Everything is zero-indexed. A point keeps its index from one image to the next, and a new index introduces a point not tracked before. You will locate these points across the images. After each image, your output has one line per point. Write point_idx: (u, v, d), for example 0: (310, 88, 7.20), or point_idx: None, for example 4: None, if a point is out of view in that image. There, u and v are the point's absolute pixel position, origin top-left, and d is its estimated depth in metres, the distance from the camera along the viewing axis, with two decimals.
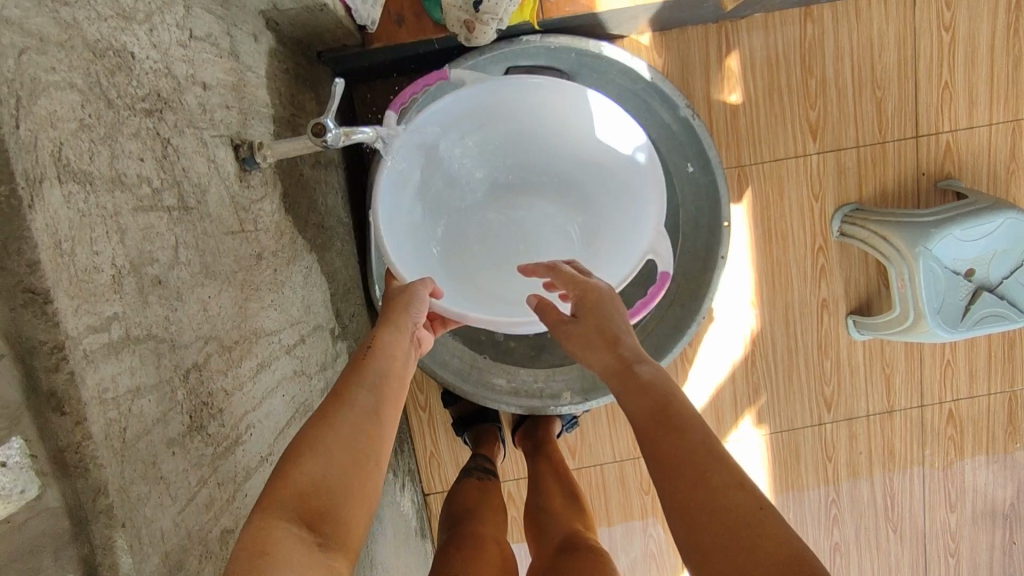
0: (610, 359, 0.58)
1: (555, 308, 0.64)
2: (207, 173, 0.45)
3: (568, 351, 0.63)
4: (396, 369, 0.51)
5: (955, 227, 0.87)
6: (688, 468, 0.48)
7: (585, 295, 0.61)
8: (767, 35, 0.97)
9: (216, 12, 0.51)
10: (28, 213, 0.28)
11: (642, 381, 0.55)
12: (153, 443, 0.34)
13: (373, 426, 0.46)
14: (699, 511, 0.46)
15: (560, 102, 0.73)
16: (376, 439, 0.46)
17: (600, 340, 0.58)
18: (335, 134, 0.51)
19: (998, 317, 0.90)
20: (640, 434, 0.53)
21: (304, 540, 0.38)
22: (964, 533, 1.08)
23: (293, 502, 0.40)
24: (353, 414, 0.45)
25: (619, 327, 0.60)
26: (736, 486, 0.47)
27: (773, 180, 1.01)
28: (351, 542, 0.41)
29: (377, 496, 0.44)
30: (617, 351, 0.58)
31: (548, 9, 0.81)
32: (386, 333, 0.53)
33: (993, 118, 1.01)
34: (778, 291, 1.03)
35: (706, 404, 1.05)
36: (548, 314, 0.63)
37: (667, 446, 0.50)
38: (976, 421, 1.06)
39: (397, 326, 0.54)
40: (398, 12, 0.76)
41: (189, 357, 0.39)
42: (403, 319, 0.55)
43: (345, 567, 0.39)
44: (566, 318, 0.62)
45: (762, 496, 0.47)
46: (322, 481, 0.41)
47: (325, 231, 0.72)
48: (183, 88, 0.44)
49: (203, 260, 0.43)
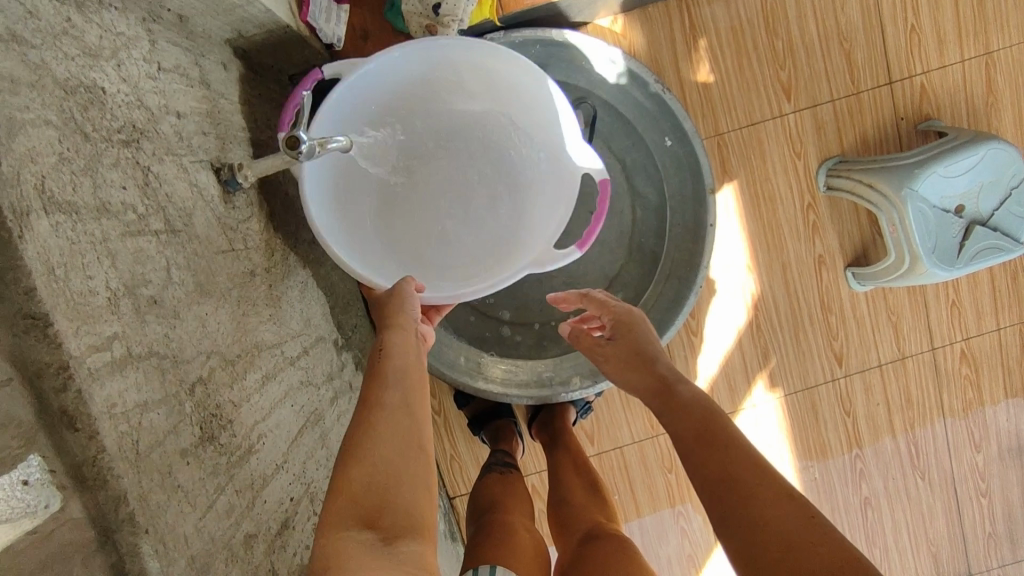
0: (648, 376, 0.61)
1: (591, 334, 0.69)
2: (191, 197, 0.47)
3: (606, 372, 0.67)
4: (411, 358, 0.52)
5: (938, 165, 0.88)
6: (735, 487, 0.49)
7: (619, 318, 0.66)
8: (728, 2, 0.98)
9: (182, 44, 0.53)
10: (19, 243, 0.29)
11: (679, 400, 0.57)
12: (166, 454, 0.36)
13: (409, 420, 0.47)
14: (751, 524, 0.47)
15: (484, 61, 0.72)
16: (415, 430, 0.47)
17: (635, 358, 0.62)
18: (309, 145, 0.53)
19: (995, 249, 0.90)
20: (688, 450, 0.54)
21: (371, 540, 0.39)
22: (993, 471, 1.08)
23: (350, 508, 0.41)
24: (386, 415, 0.47)
25: (653, 348, 0.63)
26: (782, 496, 0.48)
27: (753, 144, 1.02)
28: (423, 524, 0.43)
29: (432, 479, 0.46)
30: (651, 369, 0.61)
31: (507, 5, 0.82)
32: (389, 333, 0.53)
33: (965, 55, 1.02)
34: (775, 252, 1.03)
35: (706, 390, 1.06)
36: (583, 339, 0.69)
37: (715, 464, 0.51)
38: (988, 358, 1.07)
39: (397, 326, 0.55)
40: (362, 26, 0.78)
41: (192, 371, 0.41)
42: (404, 316, 0.56)
43: (424, 546, 0.41)
44: (603, 341, 0.67)
45: (810, 504, 0.48)
46: (375, 481, 0.43)
47: (318, 246, 0.74)
48: (158, 118, 0.46)
49: (196, 279, 0.45)
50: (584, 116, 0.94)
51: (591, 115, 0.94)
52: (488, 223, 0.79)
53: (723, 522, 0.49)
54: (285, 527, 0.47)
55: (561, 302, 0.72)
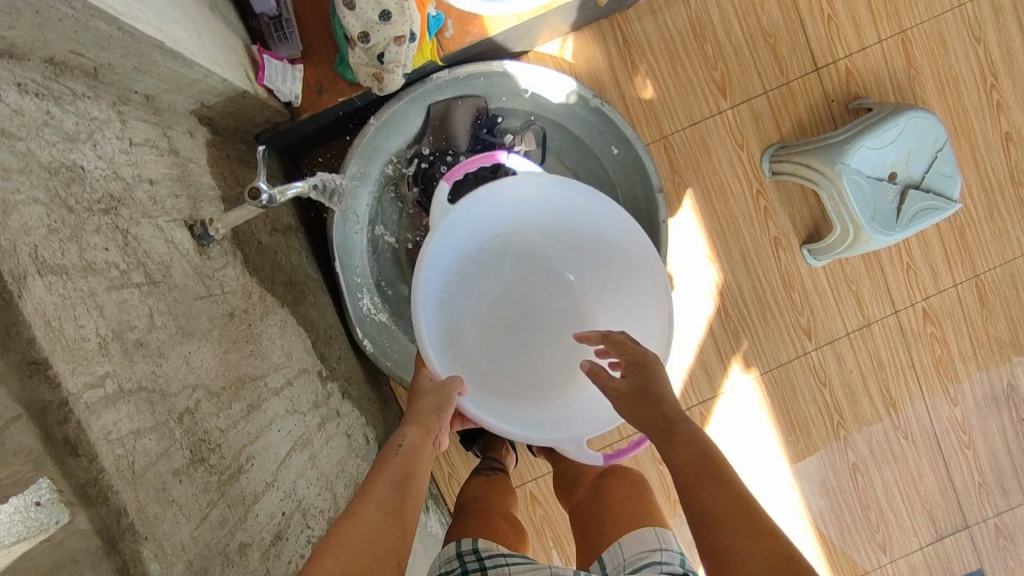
0: (655, 413, 0.64)
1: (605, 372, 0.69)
2: (167, 251, 0.53)
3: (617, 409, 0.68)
4: (418, 467, 0.63)
5: (864, 139, 0.94)
6: (721, 520, 0.56)
7: (632, 356, 0.68)
8: (656, 16, 1.06)
9: (150, 119, 0.60)
10: (19, 301, 0.35)
11: (680, 438, 0.62)
12: (159, 472, 0.41)
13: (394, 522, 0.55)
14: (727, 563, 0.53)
15: (618, 235, 0.84)
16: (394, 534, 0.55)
17: (650, 396, 0.64)
18: (270, 194, 0.59)
19: (931, 209, 0.95)
20: (681, 483, 0.60)
21: None
22: (973, 423, 1.13)
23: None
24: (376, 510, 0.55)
25: (664, 390, 0.65)
26: (765, 535, 0.54)
27: (698, 142, 1.08)
28: None
29: None
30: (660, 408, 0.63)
31: (446, 45, 0.86)
32: (413, 432, 0.66)
33: (881, 36, 1.09)
34: (731, 241, 1.09)
35: (684, 381, 1.10)
36: (599, 374, 0.69)
37: (705, 499, 0.57)
38: (950, 314, 1.12)
39: (427, 433, 0.68)
40: (317, 82, 0.85)
41: (180, 402, 0.46)
42: (435, 422, 0.69)
43: None
44: (617, 380, 0.68)
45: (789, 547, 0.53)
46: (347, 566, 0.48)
47: (295, 286, 0.81)
48: (132, 186, 0.52)
49: (177, 322, 0.50)
50: (535, 136, 1.02)
51: (541, 133, 1.02)
52: (551, 354, 0.91)
53: (707, 550, 0.55)
54: (279, 538, 0.52)
55: (583, 339, 0.75)
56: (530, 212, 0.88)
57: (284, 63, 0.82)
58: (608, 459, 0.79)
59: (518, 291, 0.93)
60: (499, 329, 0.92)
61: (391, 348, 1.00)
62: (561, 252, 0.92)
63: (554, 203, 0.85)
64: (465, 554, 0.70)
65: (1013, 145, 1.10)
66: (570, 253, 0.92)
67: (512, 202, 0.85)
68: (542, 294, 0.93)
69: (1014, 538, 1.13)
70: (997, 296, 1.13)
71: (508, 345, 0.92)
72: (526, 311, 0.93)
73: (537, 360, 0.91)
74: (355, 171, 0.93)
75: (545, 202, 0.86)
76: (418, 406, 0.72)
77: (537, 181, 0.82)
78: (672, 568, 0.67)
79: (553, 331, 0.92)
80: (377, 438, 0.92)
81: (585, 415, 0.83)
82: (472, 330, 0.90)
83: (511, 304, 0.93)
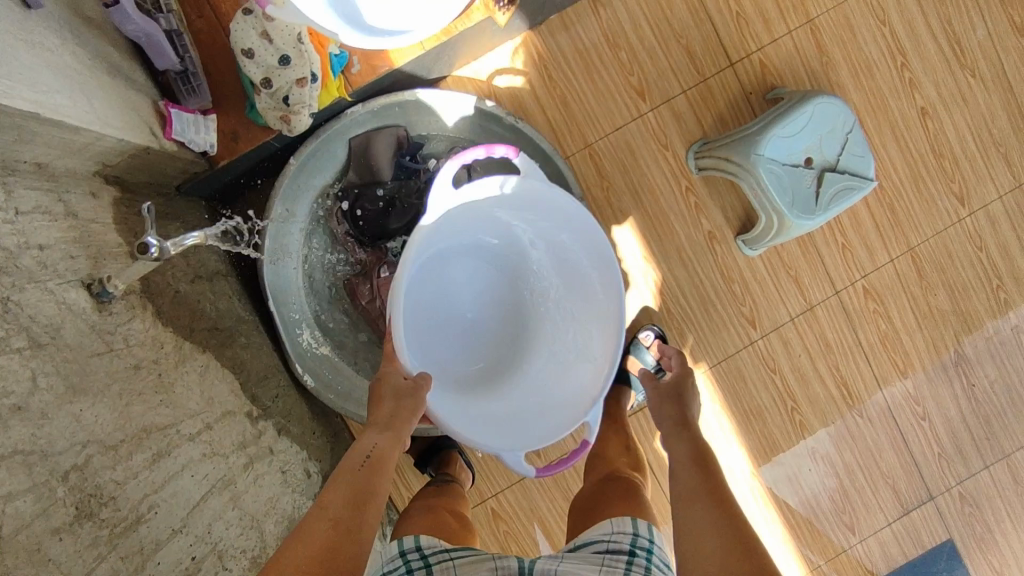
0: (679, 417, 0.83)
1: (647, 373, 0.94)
2: (58, 312, 0.54)
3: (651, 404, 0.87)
4: (383, 462, 0.68)
5: (775, 128, 0.95)
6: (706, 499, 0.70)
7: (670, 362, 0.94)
8: (568, 29, 1.06)
9: (42, 187, 0.60)
10: None
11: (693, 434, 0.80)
12: (34, 534, 0.42)
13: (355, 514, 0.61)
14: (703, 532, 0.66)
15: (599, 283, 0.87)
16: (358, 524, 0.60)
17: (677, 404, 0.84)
18: (161, 246, 0.60)
19: (849, 190, 0.97)
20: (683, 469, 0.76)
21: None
22: (926, 394, 1.18)
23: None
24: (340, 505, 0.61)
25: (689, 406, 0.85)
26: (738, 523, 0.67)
27: (622, 147, 1.09)
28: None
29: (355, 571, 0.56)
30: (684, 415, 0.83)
31: (353, 81, 0.89)
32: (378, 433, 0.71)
33: (790, 27, 1.11)
34: (666, 241, 1.11)
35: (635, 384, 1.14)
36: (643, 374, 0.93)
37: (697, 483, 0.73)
38: (891, 289, 1.17)
39: (390, 431, 0.72)
40: (231, 130, 0.88)
41: (66, 460, 0.47)
42: (401, 423, 0.73)
43: None
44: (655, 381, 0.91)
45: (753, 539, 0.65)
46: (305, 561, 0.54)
47: (222, 330, 0.84)
48: (18, 254, 0.52)
49: (67, 381, 0.51)
50: (460, 158, 1.04)
51: (465, 155, 1.05)
52: (501, 348, 0.97)
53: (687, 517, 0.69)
54: None
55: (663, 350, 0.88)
56: (533, 216, 0.88)
57: (196, 115, 0.84)
58: (541, 473, 0.85)
59: (489, 282, 0.97)
60: (465, 309, 0.96)
61: (333, 380, 1.04)
62: (540, 267, 0.95)
63: (560, 220, 0.86)
64: (409, 553, 0.76)
65: (929, 119, 1.13)
66: (552, 268, 0.94)
67: (522, 201, 0.85)
68: (514, 294, 0.97)
69: (980, 505, 1.19)
70: (934, 267, 1.16)
71: (466, 327, 0.96)
72: (487, 304, 0.97)
73: (494, 350, 0.97)
74: (280, 212, 0.96)
75: (549, 217, 0.86)
76: (385, 406, 0.74)
77: (544, 198, 0.82)
78: (619, 547, 0.73)
79: (512, 324, 0.97)
80: (322, 471, 0.95)
81: (522, 425, 0.89)
82: (436, 303, 0.94)
83: (478, 289, 0.96)
